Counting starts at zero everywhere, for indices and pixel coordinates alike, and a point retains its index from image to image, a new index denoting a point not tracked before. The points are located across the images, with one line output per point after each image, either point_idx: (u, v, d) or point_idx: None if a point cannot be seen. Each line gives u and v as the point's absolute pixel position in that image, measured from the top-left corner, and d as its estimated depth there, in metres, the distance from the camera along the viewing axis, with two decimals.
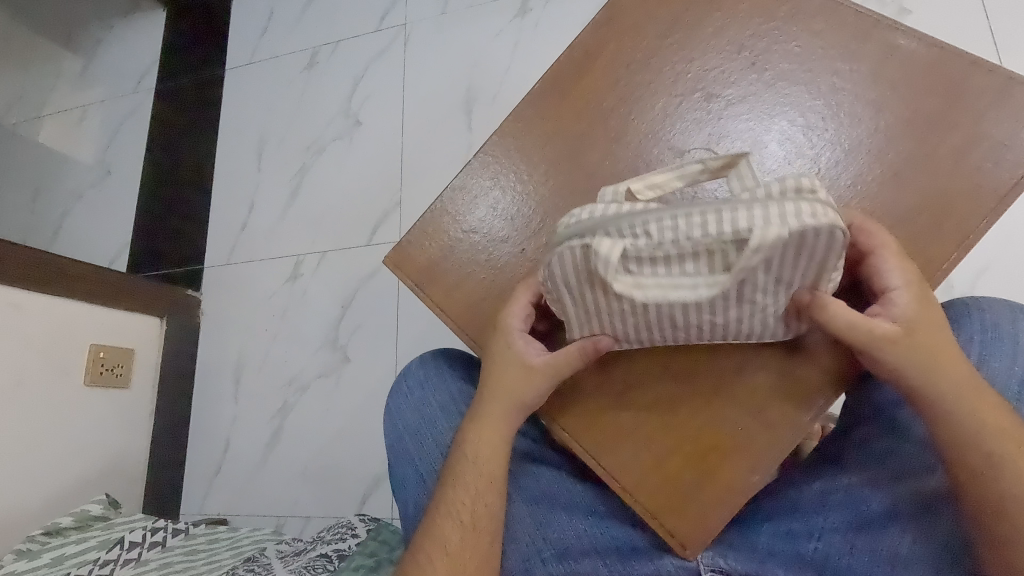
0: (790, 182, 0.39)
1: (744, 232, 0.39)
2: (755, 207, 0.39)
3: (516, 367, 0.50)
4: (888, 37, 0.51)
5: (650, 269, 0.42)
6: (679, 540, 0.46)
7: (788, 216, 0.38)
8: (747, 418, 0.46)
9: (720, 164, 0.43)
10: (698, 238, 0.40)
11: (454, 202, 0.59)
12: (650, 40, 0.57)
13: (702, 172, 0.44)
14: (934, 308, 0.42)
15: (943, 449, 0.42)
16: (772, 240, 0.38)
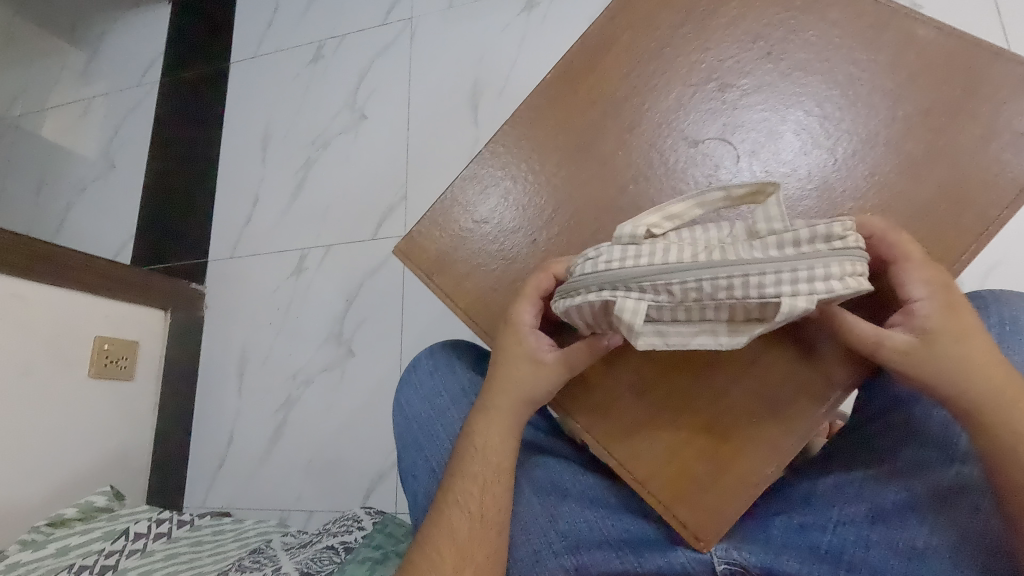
0: (819, 231, 0.39)
1: (770, 297, 0.39)
2: (783, 271, 0.39)
3: (526, 363, 0.49)
4: (906, 27, 0.50)
5: (672, 316, 0.43)
6: (692, 531, 0.45)
7: (813, 282, 0.39)
8: (761, 410, 0.46)
9: (745, 192, 0.42)
10: (723, 298, 0.40)
11: (464, 193, 0.58)
12: (664, 30, 0.56)
13: (724, 200, 0.42)
14: (963, 317, 0.42)
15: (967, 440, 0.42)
16: (799, 310, 0.39)
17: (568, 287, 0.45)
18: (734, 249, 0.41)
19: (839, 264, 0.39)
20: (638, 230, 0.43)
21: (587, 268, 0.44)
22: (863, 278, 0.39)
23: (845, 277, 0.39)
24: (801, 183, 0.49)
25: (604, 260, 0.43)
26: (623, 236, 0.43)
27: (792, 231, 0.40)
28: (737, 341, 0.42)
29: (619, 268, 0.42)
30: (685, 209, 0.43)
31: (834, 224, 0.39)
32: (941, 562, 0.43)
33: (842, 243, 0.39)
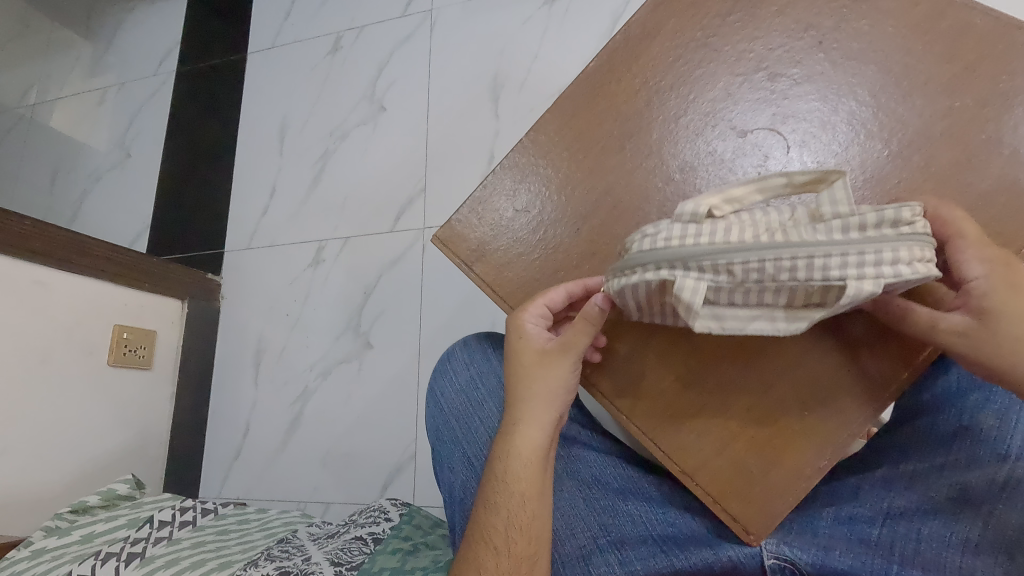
0: (888, 214, 0.39)
1: (835, 280, 0.39)
2: (848, 254, 0.38)
3: (529, 354, 0.49)
4: (963, 16, 0.49)
5: (729, 299, 0.42)
6: (742, 524, 0.45)
7: (880, 266, 0.38)
8: (813, 403, 0.45)
9: (807, 179, 0.41)
10: (785, 280, 0.39)
11: (504, 180, 0.58)
12: (711, 18, 0.55)
13: (785, 187, 0.41)
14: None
15: None
16: (864, 293, 0.38)
17: (623, 266, 0.44)
18: (797, 233, 0.40)
19: (909, 248, 0.39)
20: (699, 208, 0.42)
21: (643, 247, 0.43)
22: (931, 266, 0.39)
23: (913, 262, 0.39)
24: (855, 174, 0.48)
25: (663, 237, 0.42)
26: (685, 213, 0.42)
27: (858, 215, 0.39)
28: (796, 325, 0.41)
29: (679, 246, 0.41)
30: (744, 194, 0.43)
31: (902, 209, 0.39)
32: (996, 557, 0.43)
33: (910, 227, 0.39)
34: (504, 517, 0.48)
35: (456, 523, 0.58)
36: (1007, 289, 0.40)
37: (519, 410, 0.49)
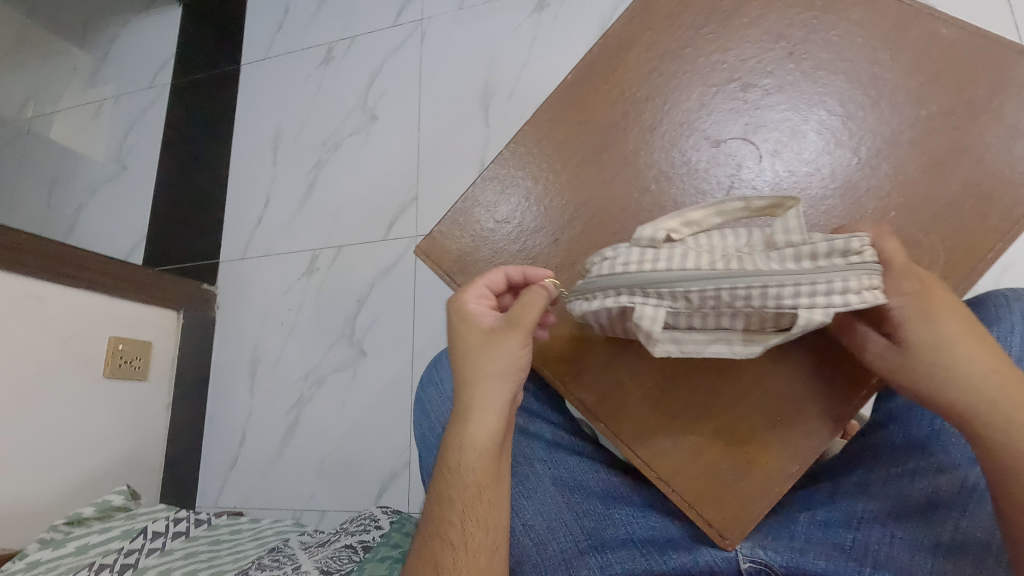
0: (838, 244, 0.39)
1: (787, 308, 0.40)
2: (801, 284, 0.39)
3: (473, 332, 0.49)
4: (930, 26, 0.50)
5: (688, 322, 0.43)
6: (719, 529, 0.45)
7: (831, 295, 0.39)
8: (784, 408, 0.46)
9: (765, 204, 0.42)
10: (741, 306, 0.41)
11: (485, 192, 0.59)
12: (685, 30, 0.56)
13: (743, 211, 0.43)
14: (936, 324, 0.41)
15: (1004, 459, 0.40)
16: (814, 323, 0.39)
17: (582, 291, 0.46)
18: (751, 259, 0.42)
19: (857, 277, 0.39)
20: (657, 233, 0.44)
21: (600, 271, 0.45)
22: (879, 293, 0.40)
23: (862, 292, 0.39)
24: (825, 184, 0.49)
25: (621, 261, 0.43)
26: (643, 238, 0.44)
27: (809, 243, 0.40)
28: (752, 349, 0.42)
29: (635, 272, 0.42)
30: (704, 217, 0.44)
31: (851, 240, 0.39)
32: (965, 559, 0.43)
33: (859, 257, 0.40)
34: (459, 511, 0.47)
35: None
36: (929, 314, 0.41)
37: (474, 395, 0.47)
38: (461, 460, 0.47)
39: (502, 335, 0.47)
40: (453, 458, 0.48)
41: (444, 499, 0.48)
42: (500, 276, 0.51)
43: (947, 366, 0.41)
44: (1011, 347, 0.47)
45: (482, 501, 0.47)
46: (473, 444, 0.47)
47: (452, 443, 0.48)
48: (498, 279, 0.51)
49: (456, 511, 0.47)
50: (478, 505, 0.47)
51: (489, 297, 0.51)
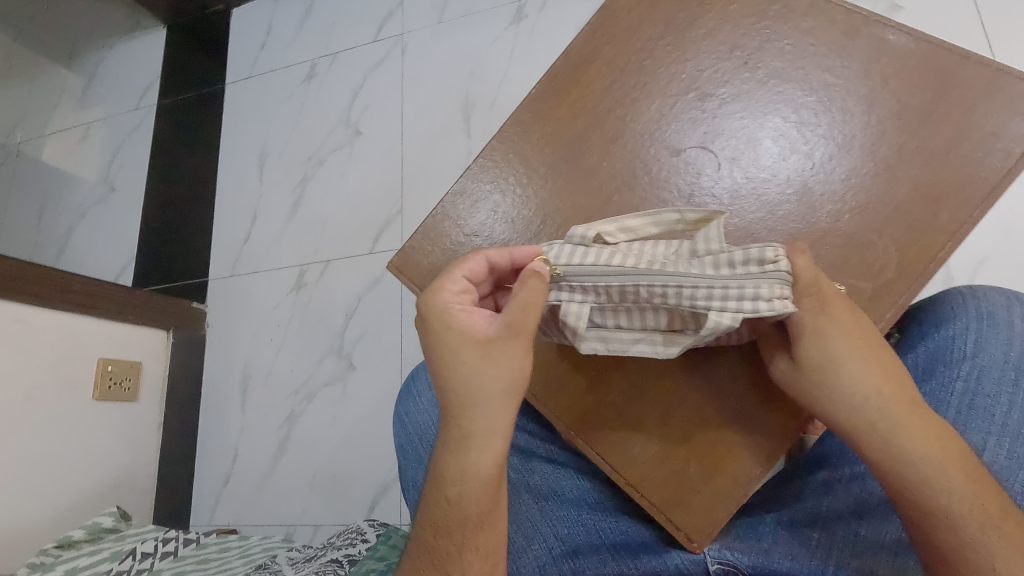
0: (752, 253, 0.41)
1: (700, 309, 0.41)
2: (714, 287, 0.41)
3: (469, 344, 0.45)
4: (878, 33, 0.52)
5: (615, 321, 0.45)
6: (685, 532, 0.46)
7: (741, 300, 0.41)
8: (747, 411, 0.46)
9: (697, 217, 0.45)
10: (659, 304, 0.43)
11: (455, 207, 0.59)
12: (645, 42, 0.58)
13: (679, 223, 0.46)
14: (828, 340, 0.41)
15: (913, 468, 0.41)
16: (723, 325, 0.41)
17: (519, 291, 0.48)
18: (676, 266, 0.44)
19: (768, 285, 0.40)
20: (588, 232, 0.46)
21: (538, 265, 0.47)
22: (789, 302, 0.41)
23: (772, 300, 0.40)
24: (782, 189, 0.50)
25: (552, 257, 0.46)
26: (574, 236, 0.46)
27: (727, 252, 0.42)
28: (671, 349, 0.44)
29: (560, 266, 0.45)
30: (641, 225, 0.47)
31: (765, 249, 0.41)
32: None
33: (772, 266, 0.41)
34: (457, 541, 0.47)
35: None
36: (821, 330, 0.41)
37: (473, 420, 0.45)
38: (461, 492, 0.46)
39: (503, 345, 0.44)
40: (447, 489, 0.46)
41: (437, 525, 0.47)
42: (481, 263, 0.47)
43: (843, 382, 0.41)
44: (965, 346, 0.49)
45: (483, 528, 0.46)
46: (472, 472, 0.45)
47: (437, 474, 0.47)
48: (479, 266, 0.47)
49: (455, 542, 0.47)
50: (479, 533, 0.47)
51: (471, 288, 0.48)
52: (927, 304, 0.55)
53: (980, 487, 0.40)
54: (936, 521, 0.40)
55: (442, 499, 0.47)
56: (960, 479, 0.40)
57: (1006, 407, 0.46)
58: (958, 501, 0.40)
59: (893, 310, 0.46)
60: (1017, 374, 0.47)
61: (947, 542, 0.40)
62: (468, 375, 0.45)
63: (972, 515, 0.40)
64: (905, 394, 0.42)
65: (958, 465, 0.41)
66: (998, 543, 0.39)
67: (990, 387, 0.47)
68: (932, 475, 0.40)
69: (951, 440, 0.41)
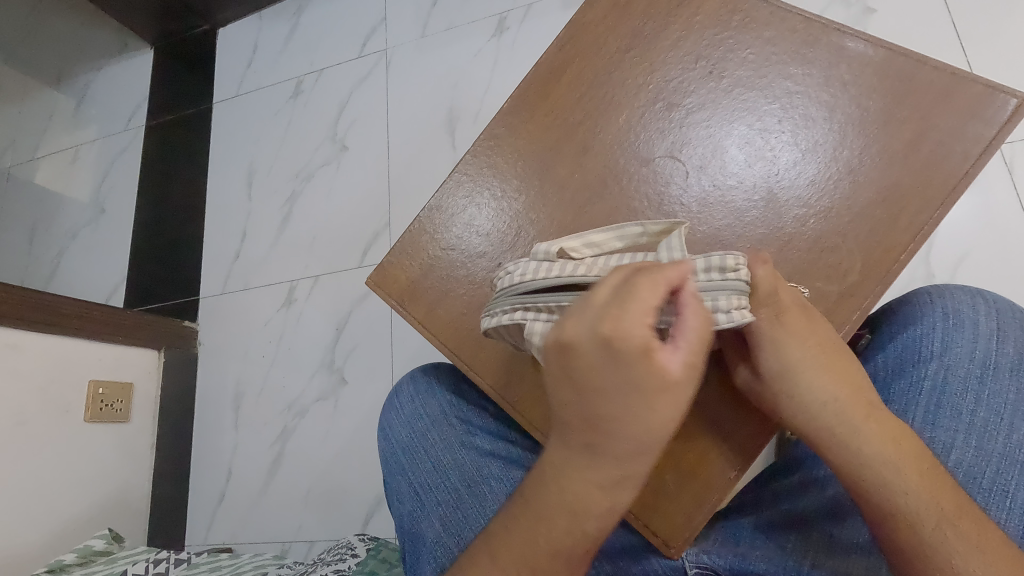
0: (714, 262, 0.42)
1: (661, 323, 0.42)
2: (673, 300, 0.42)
3: (655, 392, 0.38)
4: (837, 41, 0.53)
5: None
6: (663, 538, 0.46)
7: None
8: (722, 417, 0.47)
9: (660, 229, 0.46)
10: None
11: (432, 222, 0.60)
12: (613, 54, 0.59)
13: (643, 235, 0.47)
14: (787, 350, 0.43)
15: (865, 468, 0.41)
16: None
17: (486, 311, 0.49)
18: None
19: (726, 297, 0.41)
20: (551, 248, 0.47)
21: (506, 283, 0.48)
22: (747, 312, 0.41)
23: (730, 310, 0.41)
24: (748, 196, 0.51)
25: (519, 274, 0.47)
26: (538, 253, 0.48)
27: (689, 261, 0.43)
28: None
29: (527, 283, 0.46)
30: (605, 239, 0.48)
31: (727, 257, 0.42)
32: None
33: (734, 274, 0.42)
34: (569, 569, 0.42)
35: (408, 554, 0.61)
36: (780, 338, 0.43)
37: (633, 465, 0.40)
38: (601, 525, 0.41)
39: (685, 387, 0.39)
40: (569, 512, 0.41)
41: (556, 554, 0.41)
42: (660, 291, 0.38)
43: (803, 387, 0.43)
44: (932, 345, 0.50)
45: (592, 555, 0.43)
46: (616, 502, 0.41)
47: (569, 505, 0.41)
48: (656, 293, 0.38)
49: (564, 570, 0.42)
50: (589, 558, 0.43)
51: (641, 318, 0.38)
52: (897, 305, 0.56)
53: (935, 486, 0.41)
54: (893, 518, 0.41)
55: (575, 531, 0.41)
56: (915, 478, 0.41)
57: (973, 404, 0.47)
58: (915, 498, 0.40)
59: (859, 312, 0.46)
60: (983, 371, 0.48)
61: (907, 543, 0.40)
62: (639, 420, 0.39)
63: (927, 513, 0.40)
64: (861, 399, 0.43)
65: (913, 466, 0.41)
66: (956, 543, 0.39)
67: (957, 384, 0.48)
68: (885, 475, 0.41)
69: (907, 441, 0.42)
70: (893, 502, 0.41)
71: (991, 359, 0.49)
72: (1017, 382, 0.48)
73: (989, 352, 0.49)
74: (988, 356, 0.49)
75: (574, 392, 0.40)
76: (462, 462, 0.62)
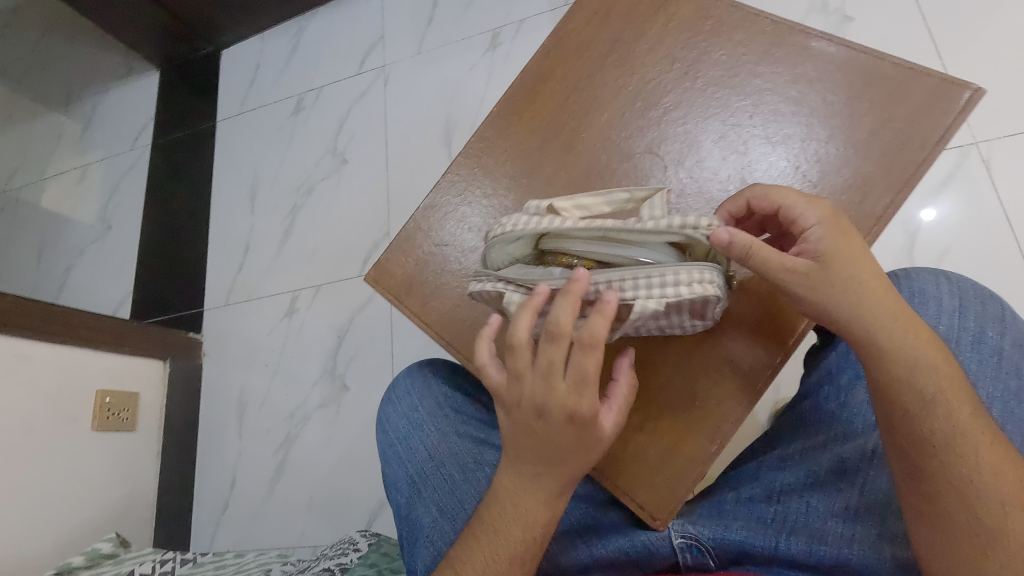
0: (689, 222, 0.44)
1: (628, 299, 0.46)
2: (639, 278, 0.45)
3: (599, 437, 0.47)
4: (803, 41, 0.56)
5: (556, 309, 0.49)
6: (649, 510, 0.49)
7: (665, 287, 0.44)
8: (699, 396, 0.50)
9: (644, 195, 0.50)
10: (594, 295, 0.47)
11: (426, 220, 0.63)
12: (596, 59, 0.62)
13: (630, 202, 0.51)
14: (851, 241, 0.45)
15: (908, 371, 0.43)
16: (650, 309, 0.44)
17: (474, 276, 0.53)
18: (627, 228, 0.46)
19: (688, 272, 0.44)
20: (541, 205, 0.50)
21: (499, 234, 0.50)
22: (709, 286, 0.44)
23: (692, 284, 0.44)
24: (724, 188, 0.54)
25: (511, 225, 0.49)
26: (531, 210, 0.50)
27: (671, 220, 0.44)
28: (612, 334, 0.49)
29: (515, 234, 0.49)
30: (595, 204, 0.52)
31: (701, 218, 0.44)
32: (870, 520, 0.48)
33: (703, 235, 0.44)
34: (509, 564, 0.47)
35: (405, 538, 0.64)
36: (832, 235, 0.45)
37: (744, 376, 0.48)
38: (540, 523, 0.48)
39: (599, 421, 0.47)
40: (518, 516, 0.47)
41: (513, 557, 0.47)
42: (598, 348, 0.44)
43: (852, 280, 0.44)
44: None
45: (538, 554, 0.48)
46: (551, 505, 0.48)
47: (521, 519, 0.47)
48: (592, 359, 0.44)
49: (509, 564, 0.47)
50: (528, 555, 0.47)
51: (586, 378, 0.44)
52: None
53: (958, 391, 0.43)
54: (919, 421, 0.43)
55: (526, 537, 0.47)
56: (949, 387, 0.43)
57: None
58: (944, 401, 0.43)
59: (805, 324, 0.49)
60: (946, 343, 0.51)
61: (937, 448, 0.42)
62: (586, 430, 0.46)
63: (958, 411, 0.42)
64: (912, 321, 0.44)
65: (957, 392, 0.43)
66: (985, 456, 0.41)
67: None
68: (921, 376, 0.43)
69: (951, 373, 0.43)
70: (921, 395, 0.43)
71: (954, 332, 0.52)
72: (977, 355, 0.51)
73: (952, 327, 0.52)
74: (952, 332, 0.52)
75: (533, 444, 0.46)
76: (456, 450, 0.65)
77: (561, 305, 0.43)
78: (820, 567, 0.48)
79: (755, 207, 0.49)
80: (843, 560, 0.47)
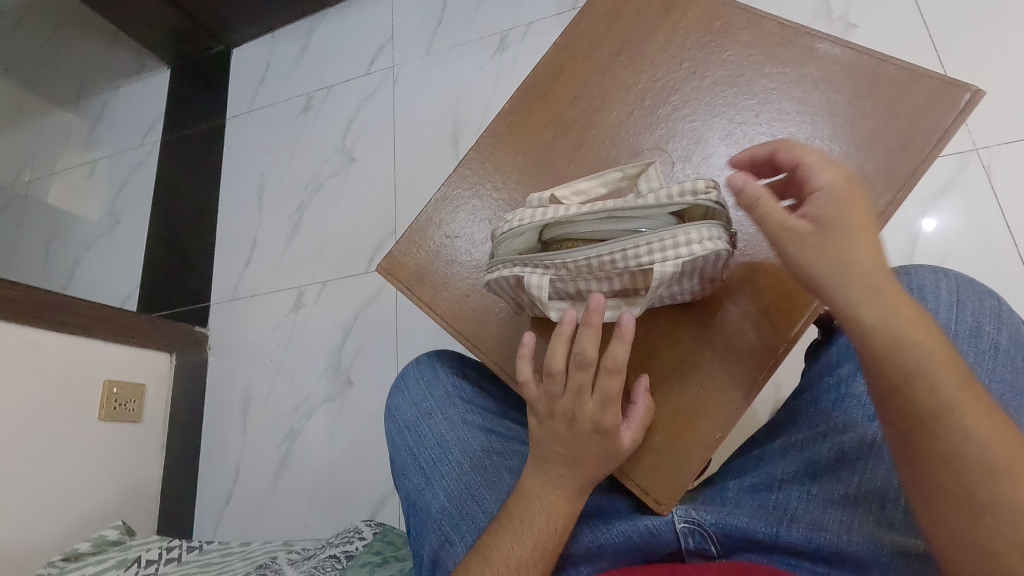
0: (685, 186, 0.48)
1: (646, 264, 0.47)
2: (653, 244, 0.46)
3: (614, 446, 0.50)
4: (810, 43, 0.58)
5: (575, 286, 0.51)
6: (653, 496, 0.51)
7: (678, 249, 0.46)
8: (702, 382, 0.52)
9: (636, 171, 0.52)
10: (612, 267, 0.48)
11: (438, 213, 0.65)
12: (605, 58, 0.64)
13: (624, 178, 0.53)
14: (858, 210, 0.45)
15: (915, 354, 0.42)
16: (668, 272, 0.46)
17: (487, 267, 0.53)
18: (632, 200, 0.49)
19: (697, 231, 0.46)
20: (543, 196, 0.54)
21: (507, 228, 0.53)
22: (718, 241, 0.46)
23: (703, 241, 0.46)
24: None
25: (517, 220, 0.52)
26: (533, 203, 0.55)
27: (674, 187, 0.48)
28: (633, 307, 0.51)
29: (524, 224, 0.51)
30: (591, 187, 0.54)
31: (698, 181, 0.47)
32: (867, 509, 0.49)
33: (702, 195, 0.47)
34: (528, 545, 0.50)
35: (412, 523, 0.65)
36: (840, 202, 0.45)
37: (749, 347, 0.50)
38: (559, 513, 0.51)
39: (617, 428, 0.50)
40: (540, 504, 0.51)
41: (536, 544, 0.50)
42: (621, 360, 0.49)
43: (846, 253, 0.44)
44: None
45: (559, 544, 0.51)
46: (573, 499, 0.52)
47: (546, 509, 0.51)
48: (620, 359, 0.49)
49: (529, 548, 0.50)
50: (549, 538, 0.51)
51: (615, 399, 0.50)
52: None
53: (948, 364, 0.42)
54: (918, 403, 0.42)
55: (547, 529, 0.51)
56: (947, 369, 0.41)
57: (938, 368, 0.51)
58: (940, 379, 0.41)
59: (801, 324, 0.50)
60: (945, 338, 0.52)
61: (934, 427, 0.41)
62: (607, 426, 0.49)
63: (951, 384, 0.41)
64: (922, 316, 0.43)
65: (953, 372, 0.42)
66: (1005, 462, 0.39)
67: None
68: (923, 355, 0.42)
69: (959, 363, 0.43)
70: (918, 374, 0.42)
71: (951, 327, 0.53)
72: (976, 349, 0.52)
73: (950, 321, 0.53)
74: (949, 326, 0.53)
75: (558, 443, 0.52)
76: (464, 437, 0.66)
77: (587, 337, 0.49)
78: (821, 553, 0.49)
79: (779, 157, 0.49)
80: (842, 548, 0.48)
